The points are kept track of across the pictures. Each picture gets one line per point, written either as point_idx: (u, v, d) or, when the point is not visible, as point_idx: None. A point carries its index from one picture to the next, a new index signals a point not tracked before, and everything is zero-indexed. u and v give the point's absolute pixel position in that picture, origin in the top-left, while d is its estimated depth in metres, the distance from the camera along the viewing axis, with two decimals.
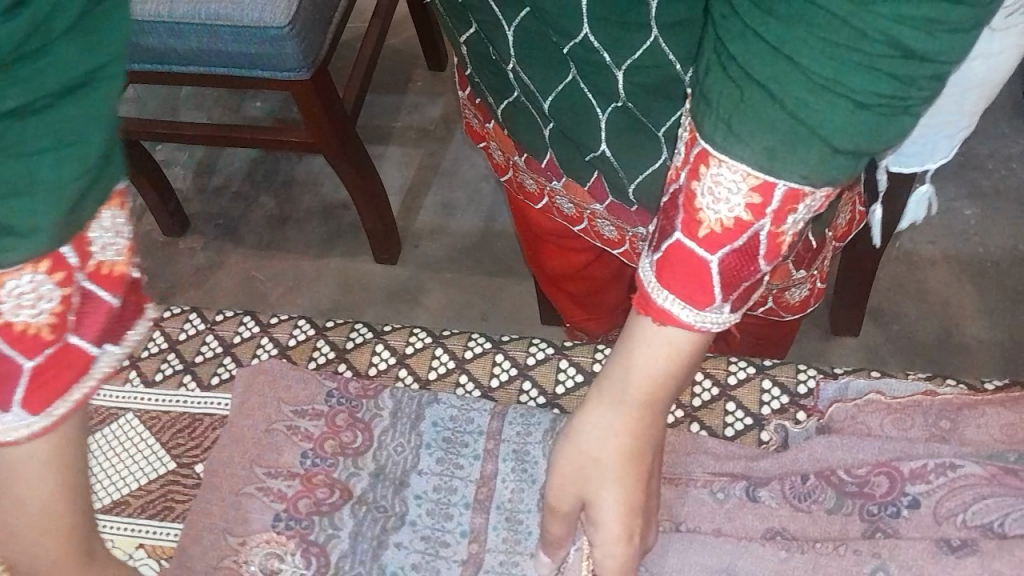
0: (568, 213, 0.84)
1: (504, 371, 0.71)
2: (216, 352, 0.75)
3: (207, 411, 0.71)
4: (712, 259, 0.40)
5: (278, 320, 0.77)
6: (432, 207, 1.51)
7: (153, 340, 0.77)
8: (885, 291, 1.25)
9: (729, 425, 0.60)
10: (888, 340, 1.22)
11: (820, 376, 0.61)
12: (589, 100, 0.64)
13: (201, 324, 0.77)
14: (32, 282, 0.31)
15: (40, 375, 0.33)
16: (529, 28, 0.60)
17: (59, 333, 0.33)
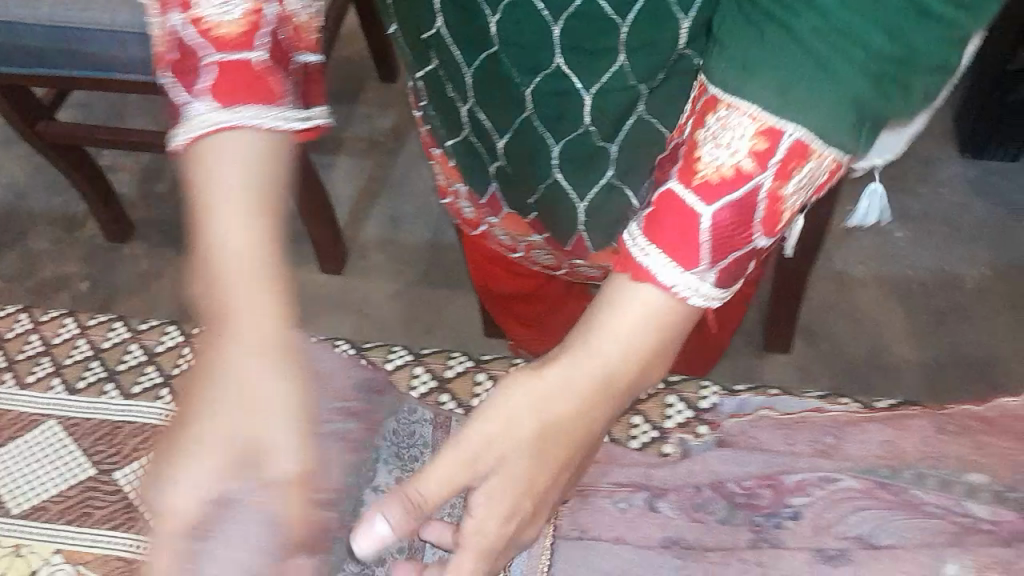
0: (507, 243, 0.86)
1: (424, 383, 0.74)
2: (139, 360, 0.77)
3: (132, 417, 0.72)
4: (701, 217, 0.39)
5: (201, 330, 0.79)
6: (380, 219, 1.52)
7: (77, 347, 0.78)
8: (815, 311, 1.30)
9: (635, 437, 0.64)
10: (817, 358, 1.26)
11: (720, 393, 0.66)
12: (544, 135, 0.65)
13: (126, 332, 0.79)
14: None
15: (224, 77, 0.46)
16: (493, 67, 0.61)
17: (246, 42, 0.46)
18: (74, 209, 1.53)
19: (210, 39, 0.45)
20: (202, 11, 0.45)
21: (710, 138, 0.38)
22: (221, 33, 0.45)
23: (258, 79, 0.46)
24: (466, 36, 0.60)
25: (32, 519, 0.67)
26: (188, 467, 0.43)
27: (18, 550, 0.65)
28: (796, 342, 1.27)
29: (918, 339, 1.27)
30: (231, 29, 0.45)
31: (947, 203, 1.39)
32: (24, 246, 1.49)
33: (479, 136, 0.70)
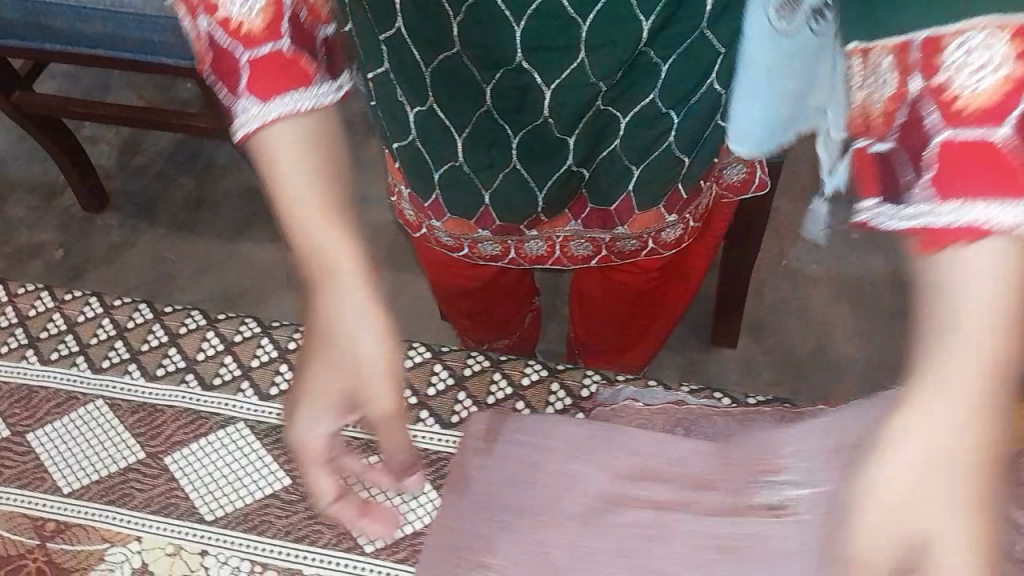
0: (537, 252, 0.92)
1: (501, 389, 0.73)
2: (217, 350, 0.78)
3: (215, 410, 0.73)
4: (997, 139, 0.36)
5: (280, 323, 0.79)
6: None
7: (153, 332, 0.79)
8: (766, 307, 1.35)
9: (551, 404, 0.72)
10: (764, 354, 1.32)
11: (600, 382, 0.72)
12: (614, 117, 0.72)
13: (203, 320, 0.80)
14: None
15: (260, 67, 0.47)
16: (575, 73, 0.66)
17: (271, 32, 0.47)
18: (53, 179, 1.57)
19: (234, 35, 0.47)
20: (228, 13, 0.46)
21: (955, 71, 0.36)
22: (247, 31, 0.46)
23: (293, 63, 0.48)
24: (548, 60, 0.65)
25: (115, 505, 0.69)
26: (925, 423, 0.39)
27: (62, 527, 0.68)
28: (744, 336, 1.33)
29: (868, 342, 1.32)
30: (252, 23, 0.46)
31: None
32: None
33: (531, 157, 0.76)
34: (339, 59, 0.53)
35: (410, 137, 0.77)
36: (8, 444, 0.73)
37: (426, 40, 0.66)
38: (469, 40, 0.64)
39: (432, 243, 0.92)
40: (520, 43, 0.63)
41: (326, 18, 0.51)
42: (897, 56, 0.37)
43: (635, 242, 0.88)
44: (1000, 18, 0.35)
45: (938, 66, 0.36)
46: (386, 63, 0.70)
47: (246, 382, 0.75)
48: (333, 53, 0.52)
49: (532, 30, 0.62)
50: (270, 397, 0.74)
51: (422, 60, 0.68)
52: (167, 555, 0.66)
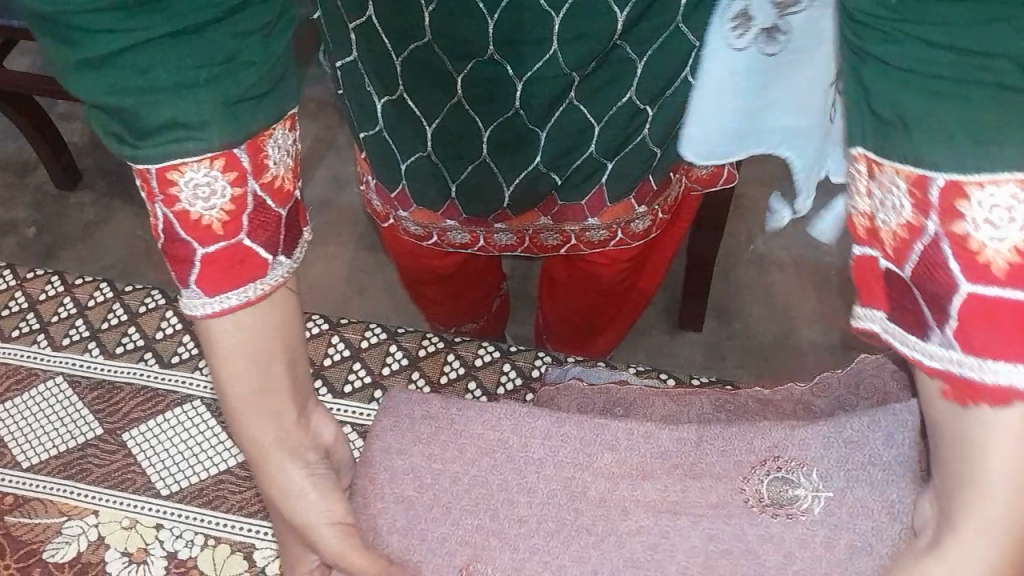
0: (507, 241, 0.93)
1: (454, 369, 0.74)
2: (176, 329, 0.79)
3: (173, 387, 0.75)
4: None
5: None
6: (323, 180, 1.54)
7: (113, 312, 0.81)
8: (732, 292, 1.37)
9: (502, 384, 0.73)
10: (729, 337, 1.34)
11: (551, 363, 0.74)
12: (587, 116, 0.73)
13: (162, 300, 0.82)
14: (210, 177, 0.44)
15: (212, 260, 0.46)
16: (548, 66, 0.68)
17: (230, 229, 0.45)
18: (30, 157, 1.59)
19: (192, 225, 0.45)
20: (185, 204, 0.44)
21: (981, 220, 0.36)
22: (202, 223, 0.45)
23: (247, 258, 0.46)
24: (522, 53, 0.66)
25: (72, 480, 0.70)
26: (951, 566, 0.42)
27: (20, 502, 0.69)
28: (710, 320, 1.35)
29: (829, 327, 1.34)
30: (213, 218, 0.45)
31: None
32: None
33: (501, 151, 0.77)
34: (304, 221, 0.51)
35: (377, 127, 0.78)
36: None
37: (396, 31, 0.66)
38: (441, 32, 0.65)
39: (401, 234, 0.92)
40: (493, 35, 0.65)
41: (294, 192, 0.49)
42: (915, 187, 0.38)
43: (605, 232, 0.89)
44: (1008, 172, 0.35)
45: (961, 214, 0.37)
46: (353, 51, 0.73)
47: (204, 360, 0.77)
48: (300, 219, 0.50)
49: (504, 24, 0.64)
50: None
51: (392, 49, 0.68)
52: (123, 528, 0.67)
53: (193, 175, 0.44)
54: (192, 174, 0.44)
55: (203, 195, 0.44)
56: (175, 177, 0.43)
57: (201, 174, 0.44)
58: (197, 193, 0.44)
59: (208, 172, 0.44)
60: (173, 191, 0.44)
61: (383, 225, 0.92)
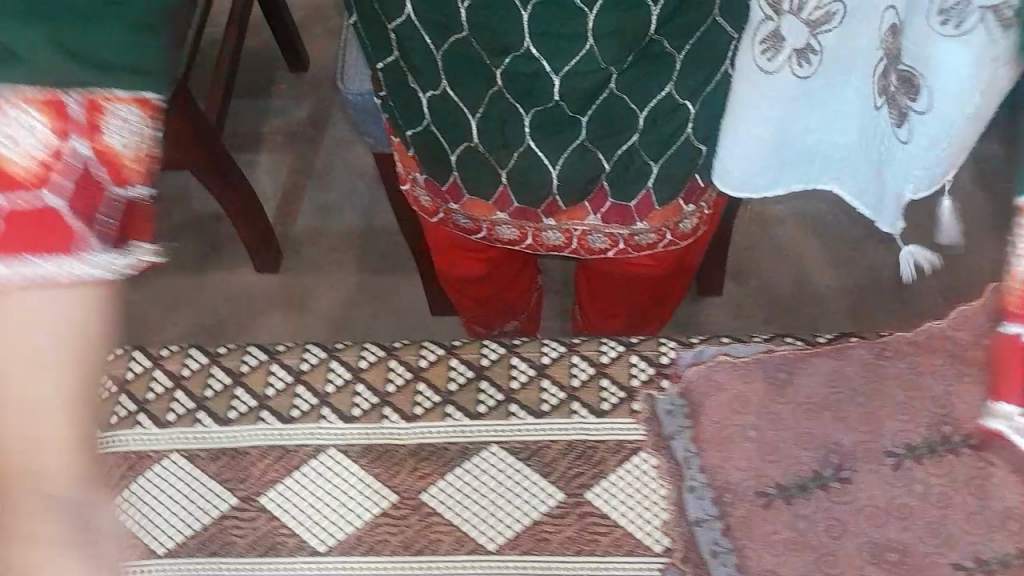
0: (555, 241, 0.91)
1: (583, 371, 0.71)
2: (287, 382, 0.72)
3: (301, 442, 0.69)
4: None
5: (286, 346, 0.75)
6: (310, 211, 1.50)
7: (214, 377, 0.73)
8: (741, 252, 1.37)
9: (634, 376, 0.70)
10: (749, 296, 1.33)
11: (678, 347, 0.71)
12: (630, 105, 0.71)
13: (263, 354, 0.74)
14: (28, 118, 0.48)
15: (25, 219, 0.48)
16: (584, 60, 0.66)
17: (39, 181, 0.48)
18: None
19: None
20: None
21: None
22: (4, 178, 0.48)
23: (53, 224, 0.48)
24: (557, 47, 0.65)
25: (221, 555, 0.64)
26: None
27: None
28: (728, 283, 1.34)
29: (838, 268, 1.35)
30: (26, 174, 0.48)
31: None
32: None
33: (543, 134, 0.74)
34: (140, 218, 0.55)
35: (423, 122, 0.78)
36: None
37: (433, 24, 0.66)
38: (481, 24, 0.64)
39: (450, 227, 0.92)
40: (527, 29, 0.63)
41: (134, 179, 0.53)
42: None
43: (653, 236, 0.88)
44: None
45: None
46: (394, 52, 0.72)
47: (328, 408, 0.71)
48: (132, 213, 0.53)
49: (538, 15, 0.62)
50: (293, 420, 0.70)
51: (432, 43, 0.68)
52: None
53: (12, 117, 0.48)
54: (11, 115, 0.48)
55: (16, 143, 0.48)
56: None
57: (21, 115, 0.48)
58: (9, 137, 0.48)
59: (20, 114, 0.48)
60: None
61: (430, 220, 0.93)
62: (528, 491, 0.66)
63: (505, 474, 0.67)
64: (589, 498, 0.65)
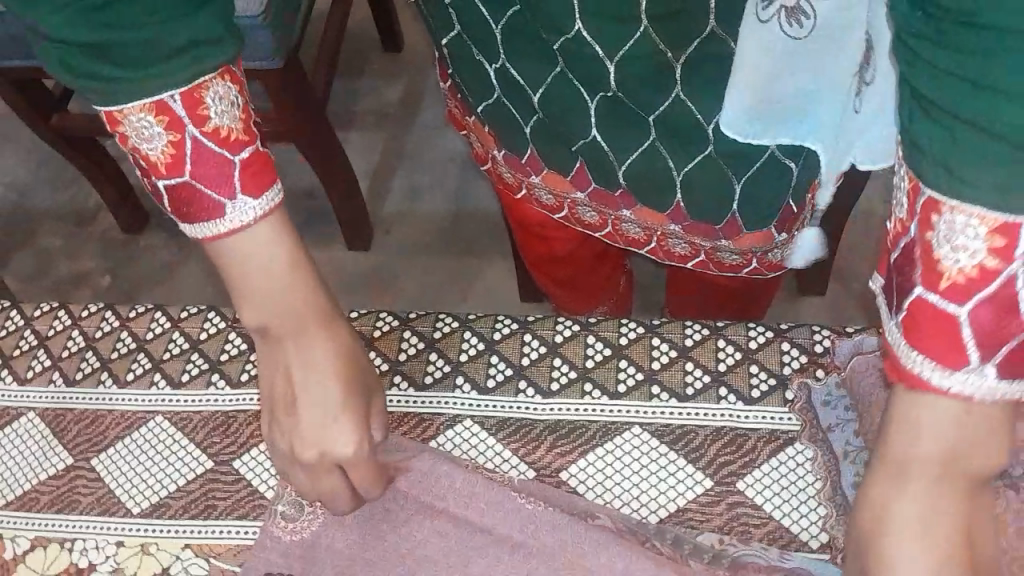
0: (634, 236, 0.83)
1: (730, 355, 0.68)
2: (420, 348, 0.71)
3: (434, 409, 0.68)
4: (961, 316, 0.37)
5: (418, 313, 0.73)
6: (400, 191, 1.49)
7: None
8: (845, 251, 1.33)
9: (786, 364, 0.67)
10: (852, 297, 1.29)
11: (833, 336, 0.68)
12: (695, 115, 0.64)
13: (395, 320, 0.73)
14: (225, 91, 0.47)
15: (247, 167, 0.49)
16: (640, 44, 0.59)
17: (250, 136, 0.49)
18: (88, 204, 1.54)
19: (219, 142, 0.48)
20: (213, 120, 0.47)
21: (948, 242, 0.36)
22: (229, 137, 0.48)
23: (267, 163, 0.50)
24: (609, 32, 0.59)
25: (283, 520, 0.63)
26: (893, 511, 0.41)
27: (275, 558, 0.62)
28: (832, 283, 1.30)
29: None
30: (234, 129, 0.48)
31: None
32: (35, 245, 1.50)
33: (613, 123, 0.68)
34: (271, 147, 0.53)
35: (494, 96, 0.73)
36: (214, 476, 0.67)
37: None
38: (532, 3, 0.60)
39: (532, 205, 0.86)
40: (578, 9, 0.58)
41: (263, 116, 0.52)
42: (998, 234, 0.35)
43: (738, 256, 0.82)
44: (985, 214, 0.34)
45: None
46: (455, 25, 0.69)
47: (462, 377, 0.69)
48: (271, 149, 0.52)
49: None
50: (427, 387, 0.69)
51: (490, 17, 0.64)
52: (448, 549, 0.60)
53: (212, 88, 0.47)
54: (212, 87, 0.47)
55: (224, 107, 0.48)
56: (201, 96, 0.46)
57: (216, 85, 0.47)
58: (222, 105, 0.47)
59: (223, 86, 0.47)
60: (201, 111, 0.47)
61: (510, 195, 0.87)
62: (677, 476, 0.63)
63: (650, 458, 0.64)
64: (741, 488, 0.62)
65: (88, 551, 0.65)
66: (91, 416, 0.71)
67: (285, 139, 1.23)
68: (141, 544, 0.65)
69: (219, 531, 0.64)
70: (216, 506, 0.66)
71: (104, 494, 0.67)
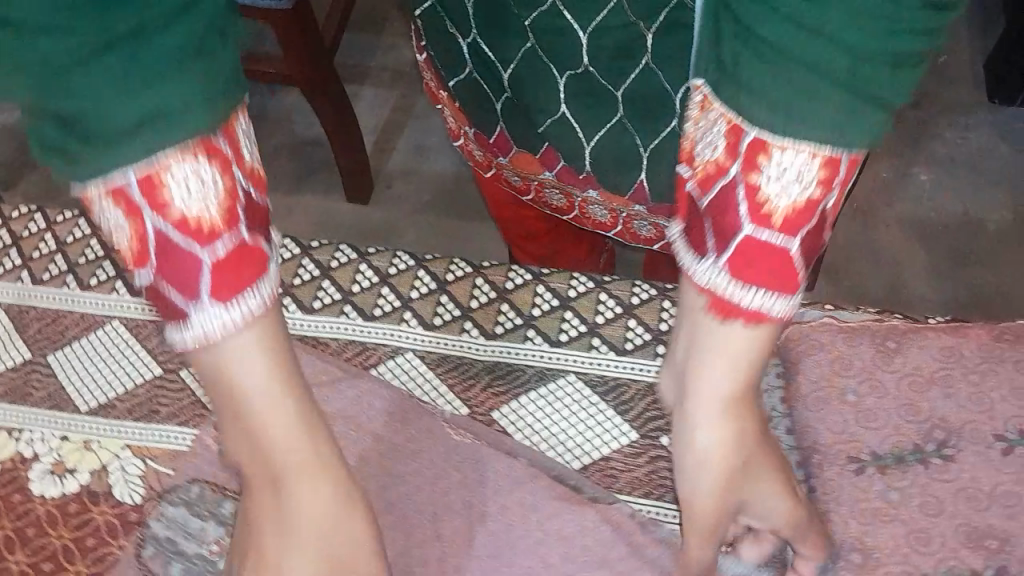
0: (601, 215, 0.93)
1: (673, 317, 0.69)
2: (374, 282, 0.73)
3: (378, 339, 0.69)
4: (791, 248, 0.41)
5: (377, 250, 0.75)
6: (405, 149, 1.50)
7: (302, 267, 0.74)
8: (841, 252, 1.32)
9: None
10: (841, 296, 1.28)
11: None
12: (663, 86, 0.74)
13: (353, 253, 0.74)
14: (199, 172, 0.36)
15: (226, 261, 0.38)
16: (612, 14, 0.70)
17: (231, 223, 0.38)
18: None
19: (187, 232, 0.37)
20: (177, 206, 0.37)
21: (772, 174, 0.40)
22: (202, 227, 0.37)
23: (255, 252, 0.39)
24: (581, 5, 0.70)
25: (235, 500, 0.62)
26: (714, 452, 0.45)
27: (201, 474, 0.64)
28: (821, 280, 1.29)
29: (940, 282, 1.29)
30: (211, 216, 0.37)
31: (994, 156, 1.38)
32: None
33: (581, 101, 0.79)
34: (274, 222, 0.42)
35: (472, 71, 0.84)
36: (161, 383, 0.69)
37: None
38: None
39: (504, 184, 0.96)
40: None
41: (264, 194, 0.41)
42: (825, 167, 0.39)
43: None
44: (818, 148, 0.39)
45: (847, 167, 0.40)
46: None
47: (410, 312, 0.71)
48: (269, 223, 0.41)
49: None
50: (375, 318, 0.70)
51: None
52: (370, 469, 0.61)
53: (178, 169, 0.36)
54: (177, 168, 0.36)
55: (195, 191, 0.37)
56: (162, 178, 0.36)
57: (185, 166, 0.36)
58: (189, 189, 0.37)
59: (194, 164, 0.36)
60: (162, 197, 0.36)
61: (484, 175, 0.97)
62: (605, 426, 0.64)
63: (579, 407, 0.65)
64: (663, 444, 0.63)
65: (33, 442, 0.67)
66: (53, 316, 0.74)
67: (292, 81, 1.25)
68: (85, 441, 0.67)
69: (158, 435, 0.67)
70: (158, 411, 0.68)
71: (56, 391, 0.70)
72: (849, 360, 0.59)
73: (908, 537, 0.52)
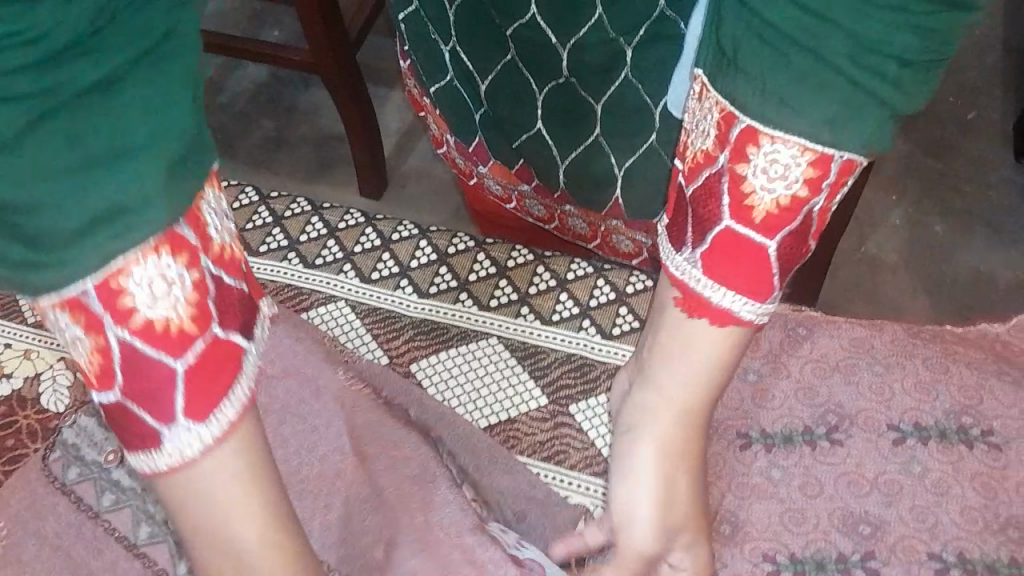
0: (582, 230, 0.91)
1: (604, 295, 0.69)
2: (321, 234, 0.76)
3: (314, 285, 0.71)
4: (770, 246, 0.40)
5: (331, 206, 0.78)
6: (424, 152, 1.54)
7: (258, 214, 0.78)
8: (843, 295, 1.28)
9: None
10: None
11: None
12: (643, 98, 0.70)
13: (308, 206, 0.78)
14: (161, 269, 0.34)
15: (197, 369, 0.35)
16: (593, 29, 0.66)
17: (202, 324, 0.35)
18: None
19: (157, 339, 0.34)
20: (142, 309, 0.34)
21: (760, 167, 0.39)
22: (169, 330, 0.34)
23: (229, 351, 0.36)
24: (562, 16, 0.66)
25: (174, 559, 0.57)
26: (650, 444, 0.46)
27: None
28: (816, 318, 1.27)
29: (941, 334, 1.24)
30: (180, 321, 0.34)
31: (1012, 215, 1.35)
32: None
33: (557, 116, 0.75)
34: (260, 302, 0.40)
35: (450, 78, 0.81)
36: None
37: None
38: None
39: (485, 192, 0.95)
40: None
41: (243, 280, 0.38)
42: (813, 166, 0.38)
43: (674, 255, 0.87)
44: (806, 145, 0.38)
45: (832, 174, 0.39)
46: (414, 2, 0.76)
47: (349, 264, 0.73)
48: (253, 312, 0.38)
49: None
50: (315, 266, 0.73)
51: None
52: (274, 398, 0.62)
53: (139, 267, 0.33)
54: (139, 266, 0.33)
55: (161, 290, 0.34)
56: (121, 281, 0.33)
57: (148, 262, 0.33)
58: (154, 290, 0.34)
59: (156, 260, 0.33)
60: (124, 302, 0.33)
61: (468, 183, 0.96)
62: (516, 389, 0.64)
63: (495, 368, 0.65)
64: (571, 411, 0.63)
65: None
66: None
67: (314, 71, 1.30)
68: (24, 350, 0.70)
69: None
70: None
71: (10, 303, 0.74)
72: (757, 343, 0.58)
73: (783, 516, 0.50)
